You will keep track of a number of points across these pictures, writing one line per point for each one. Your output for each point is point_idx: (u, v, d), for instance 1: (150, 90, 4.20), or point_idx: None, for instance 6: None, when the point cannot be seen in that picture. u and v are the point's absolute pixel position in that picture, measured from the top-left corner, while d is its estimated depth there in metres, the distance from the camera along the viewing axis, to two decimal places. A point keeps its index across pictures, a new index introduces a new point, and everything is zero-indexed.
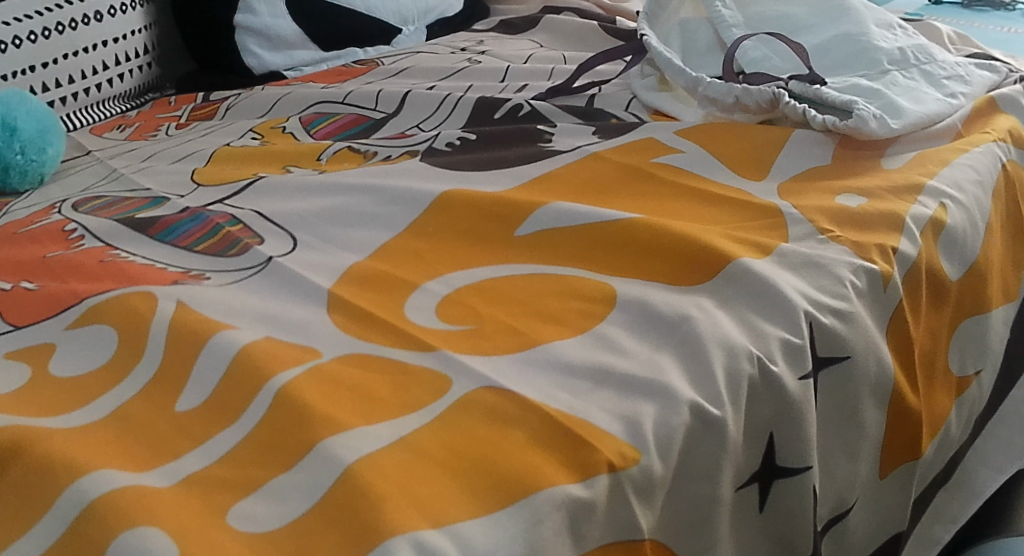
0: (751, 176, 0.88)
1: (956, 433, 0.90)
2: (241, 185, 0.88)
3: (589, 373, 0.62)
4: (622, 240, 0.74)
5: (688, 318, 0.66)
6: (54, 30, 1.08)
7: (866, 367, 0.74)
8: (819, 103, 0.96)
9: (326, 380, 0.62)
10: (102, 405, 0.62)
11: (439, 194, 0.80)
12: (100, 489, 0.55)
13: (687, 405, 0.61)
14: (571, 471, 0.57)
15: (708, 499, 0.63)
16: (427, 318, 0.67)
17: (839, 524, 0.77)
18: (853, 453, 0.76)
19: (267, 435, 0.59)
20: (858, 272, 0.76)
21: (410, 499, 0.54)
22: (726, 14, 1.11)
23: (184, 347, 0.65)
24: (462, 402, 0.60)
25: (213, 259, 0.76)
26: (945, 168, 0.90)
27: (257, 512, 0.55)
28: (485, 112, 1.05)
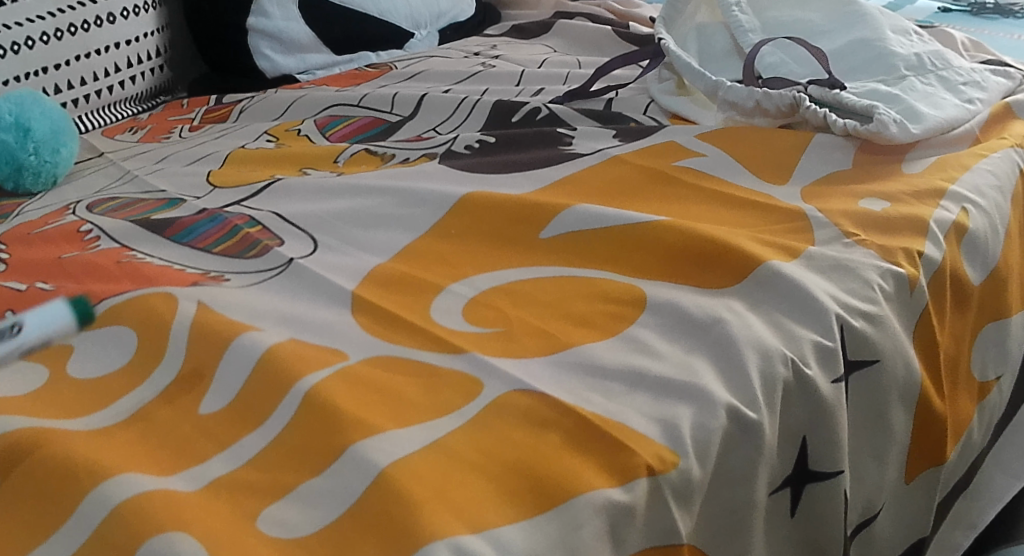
0: (773, 180, 0.87)
1: (978, 438, 0.89)
2: (258, 187, 0.87)
3: (623, 376, 0.61)
4: (648, 242, 0.73)
5: (721, 320, 0.65)
6: (67, 31, 1.07)
7: (896, 371, 0.74)
8: (839, 107, 0.95)
9: (354, 382, 0.61)
10: (123, 407, 0.61)
11: (460, 196, 0.79)
12: (125, 492, 0.54)
13: (723, 409, 0.61)
14: (610, 475, 0.57)
15: (742, 503, 0.63)
16: (453, 320, 0.67)
17: (866, 529, 0.76)
18: (883, 458, 0.75)
19: (295, 438, 0.58)
20: (885, 275, 0.75)
21: (447, 504, 0.54)
22: (743, 18, 1.09)
23: (206, 349, 0.64)
24: (496, 404, 0.59)
25: (232, 261, 0.75)
26: (965, 173, 0.90)
27: (288, 517, 0.54)
28: (501, 116, 1.04)
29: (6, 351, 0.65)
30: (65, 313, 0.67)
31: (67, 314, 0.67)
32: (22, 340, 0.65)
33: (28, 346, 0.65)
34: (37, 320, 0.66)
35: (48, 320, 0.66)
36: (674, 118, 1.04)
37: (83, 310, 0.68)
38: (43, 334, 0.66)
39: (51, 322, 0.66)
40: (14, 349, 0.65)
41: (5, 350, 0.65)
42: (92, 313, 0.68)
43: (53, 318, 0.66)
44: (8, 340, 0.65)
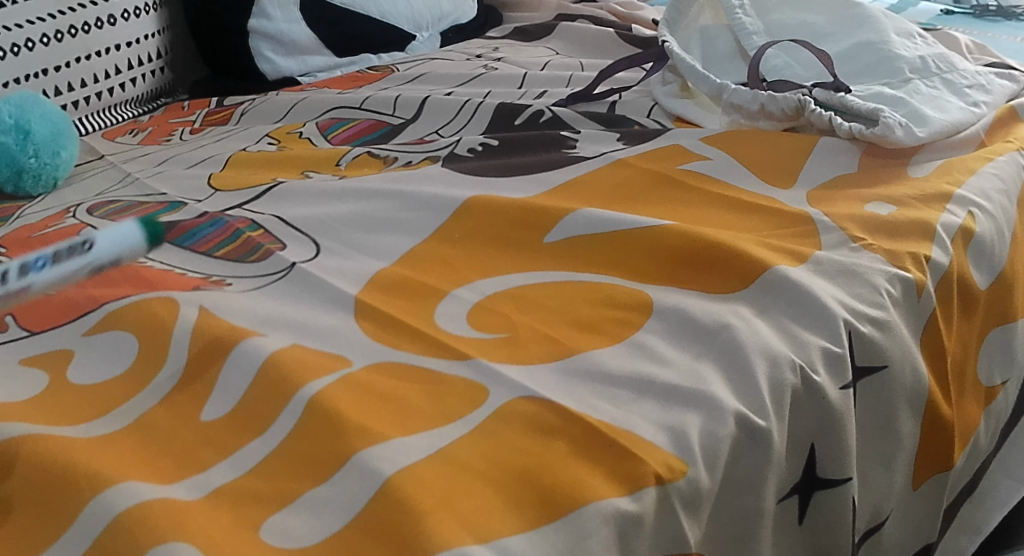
0: (779, 184, 0.86)
1: (984, 443, 0.88)
2: (260, 190, 0.87)
3: (630, 383, 0.61)
4: (655, 246, 0.72)
5: (728, 326, 0.65)
6: (67, 33, 1.06)
7: (904, 377, 0.73)
8: (845, 111, 0.94)
9: (358, 389, 0.60)
10: (124, 414, 0.61)
11: (464, 200, 0.79)
12: (125, 501, 0.53)
13: (732, 416, 0.60)
14: (618, 484, 0.56)
15: (751, 511, 0.62)
16: (458, 326, 0.66)
17: (873, 536, 0.76)
18: (891, 464, 0.74)
19: (299, 445, 0.57)
20: (893, 280, 0.74)
21: (453, 513, 0.53)
22: (747, 21, 1.09)
23: (208, 354, 0.63)
24: (502, 412, 0.59)
25: (234, 265, 0.74)
26: (972, 177, 0.89)
27: (292, 527, 0.53)
28: (505, 118, 1.03)
29: (73, 271, 0.58)
30: (136, 234, 0.60)
31: (138, 235, 0.60)
32: (92, 259, 0.58)
33: (96, 264, 0.59)
34: (107, 239, 0.59)
35: (119, 241, 0.59)
36: (678, 121, 1.04)
37: (155, 231, 0.60)
38: (112, 254, 0.59)
39: (122, 244, 0.59)
40: (82, 269, 0.58)
41: (72, 269, 0.58)
42: (163, 237, 0.61)
43: (123, 239, 0.59)
44: (74, 258, 0.58)
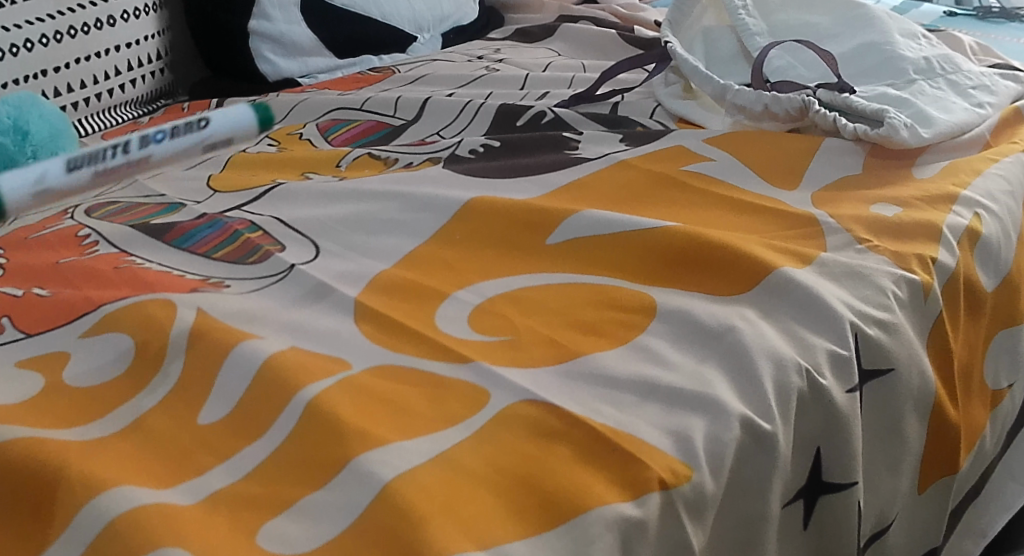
0: (783, 185, 0.85)
1: (990, 447, 0.86)
2: (259, 191, 0.86)
3: (633, 387, 0.60)
4: (658, 247, 0.71)
5: (734, 328, 0.64)
6: (66, 34, 1.06)
7: (911, 380, 0.72)
8: (849, 112, 0.94)
9: (358, 392, 0.59)
10: (121, 417, 0.60)
11: (465, 201, 0.78)
12: (121, 505, 0.53)
13: (737, 420, 0.60)
14: (621, 489, 0.55)
15: (757, 516, 0.61)
16: (459, 329, 0.65)
17: (879, 540, 0.75)
18: (897, 468, 0.73)
19: (297, 450, 0.56)
20: (899, 282, 0.73)
21: (454, 519, 0.52)
22: (750, 22, 1.08)
23: (206, 357, 0.62)
24: (503, 416, 0.58)
25: (233, 267, 0.73)
26: (977, 178, 0.88)
27: (290, 533, 0.52)
28: (507, 119, 1.02)
29: (190, 146, 0.70)
30: (249, 117, 0.74)
31: (250, 118, 0.74)
32: (207, 136, 0.72)
33: (211, 141, 0.72)
34: (219, 120, 0.72)
35: (229, 122, 0.73)
36: (681, 123, 1.03)
37: (264, 114, 0.75)
38: (224, 133, 0.72)
39: (232, 123, 0.73)
40: (198, 144, 0.71)
41: (190, 144, 0.71)
42: (271, 119, 0.76)
43: (233, 120, 0.73)
44: (193, 133, 0.71)
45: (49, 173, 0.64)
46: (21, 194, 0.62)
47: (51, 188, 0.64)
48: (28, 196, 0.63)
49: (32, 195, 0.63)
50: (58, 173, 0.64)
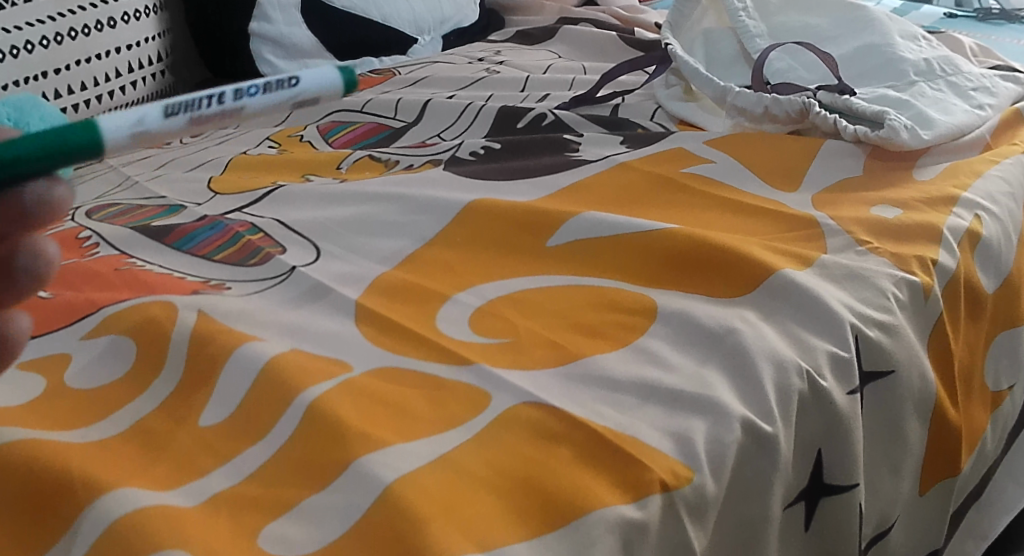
0: (785, 187, 0.85)
1: (991, 449, 0.86)
2: (260, 193, 0.85)
3: (634, 389, 0.60)
4: (658, 249, 0.71)
5: (734, 330, 0.64)
6: (67, 35, 1.06)
7: (911, 382, 0.72)
8: (850, 114, 0.93)
9: (359, 394, 0.59)
10: (122, 419, 0.60)
11: (466, 203, 0.78)
12: (123, 507, 0.53)
13: (738, 422, 0.60)
14: (622, 491, 0.55)
15: (758, 518, 0.61)
16: (460, 330, 0.65)
17: (880, 542, 0.75)
18: (898, 470, 0.73)
19: (298, 452, 0.56)
20: (900, 284, 0.73)
21: (456, 521, 0.52)
22: (750, 24, 1.08)
23: (207, 359, 0.62)
24: (504, 418, 0.58)
25: (234, 269, 0.73)
26: (978, 180, 0.88)
27: (291, 535, 0.52)
28: (507, 121, 1.02)
29: (278, 104, 0.52)
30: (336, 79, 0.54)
31: (341, 80, 0.53)
32: (295, 95, 0.52)
33: (298, 102, 0.53)
34: (312, 77, 0.53)
35: (321, 80, 0.53)
36: (681, 125, 1.03)
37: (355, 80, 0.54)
38: (314, 93, 0.53)
39: (324, 85, 0.53)
40: (287, 104, 0.52)
41: (277, 103, 0.52)
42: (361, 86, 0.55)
43: (325, 81, 0.53)
44: (281, 92, 0.52)
45: (148, 118, 0.49)
46: (117, 137, 0.48)
47: (151, 133, 0.49)
48: (126, 142, 0.48)
49: (130, 138, 0.48)
50: (158, 117, 0.49)
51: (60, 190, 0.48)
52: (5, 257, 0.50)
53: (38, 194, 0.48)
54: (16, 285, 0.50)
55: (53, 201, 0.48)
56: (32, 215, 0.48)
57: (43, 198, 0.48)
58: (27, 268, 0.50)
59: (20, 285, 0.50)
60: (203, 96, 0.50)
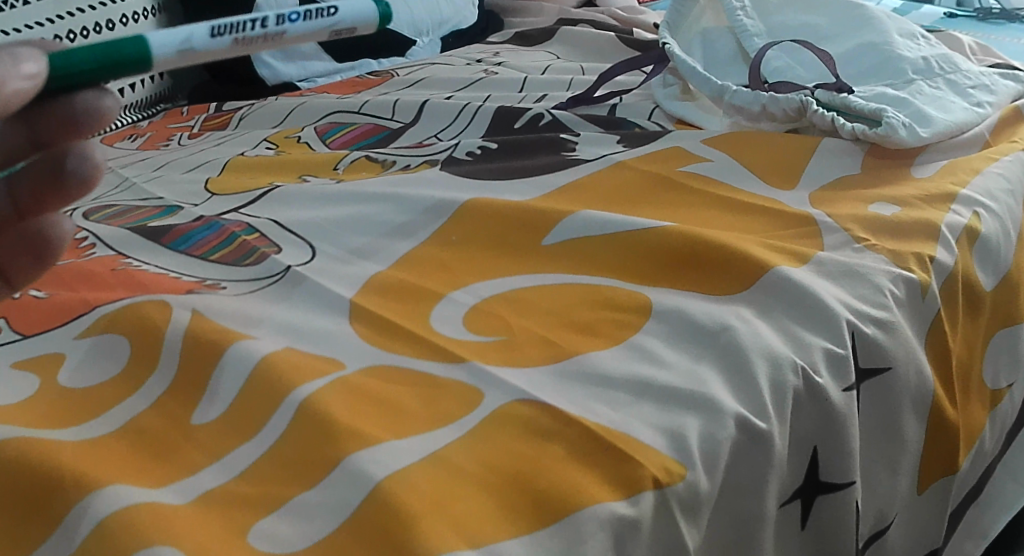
0: (782, 185, 0.85)
1: (990, 446, 0.85)
2: (257, 193, 0.85)
3: (628, 386, 0.60)
4: (655, 247, 0.71)
5: (729, 327, 0.64)
6: (66, 38, 1.05)
7: (908, 378, 0.72)
8: (848, 112, 0.93)
9: (351, 392, 0.59)
10: (115, 417, 0.60)
11: (462, 202, 0.77)
12: (114, 504, 0.53)
13: (732, 419, 0.60)
14: (615, 488, 0.55)
15: (753, 515, 0.61)
16: (453, 328, 0.65)
17: (878, 541, 0.74)
18: (895, 467, 0.73)
19: (290, 450, 0.56)
20: (897, 280, 0.73)
21: (445, 517, 0.52)
22: (748, 23, 1.08)
23: (200, 358, 0.62)
24: (498, 416, 0.58)
25: (230, 269, 0.73)
26: (977, 177, 0.88)
27: (282, 532, 0.52)
28: (505, 122, 1.02)
29: (318, 31, 0.56)
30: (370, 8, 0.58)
31: (373, 9, 0.58)
32: (333, 23, 0.56)
33: (336, 30, 0.57)
34: (348, 7, 0.57)
35: (356, 10, 0.57)
36: (679, 124, 1.03)
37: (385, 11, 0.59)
38: (350, 24, 0.57)
39: (360, 14, 0.57)
40: (325, 31, 0.56)
41: (317, 30, 0.56)
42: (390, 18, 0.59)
43: (360, 10, 0.57)
44: (321, 19, 0.56)
45: (195, 36, 0.53)
46: (166, 53, 0.53)
47: (198, 51, 0.54)
48: (173, 57, 0.53)
49: (177, 54, 0.53)
50: (206, 36, 0.54)
51: (108, 100, 0.54)
52: (57, 160, 0.58)
53: (88, 101, 0.54)
54: (68, 187, 0.59)
55: (104, 111, 0.54)
56: (82, 120, 0.54)
57: (92, 107, 0.54)
58: (77, 170, 0.59)
59: (71, 187, 0.59)
60: (248, 19, 0.54)
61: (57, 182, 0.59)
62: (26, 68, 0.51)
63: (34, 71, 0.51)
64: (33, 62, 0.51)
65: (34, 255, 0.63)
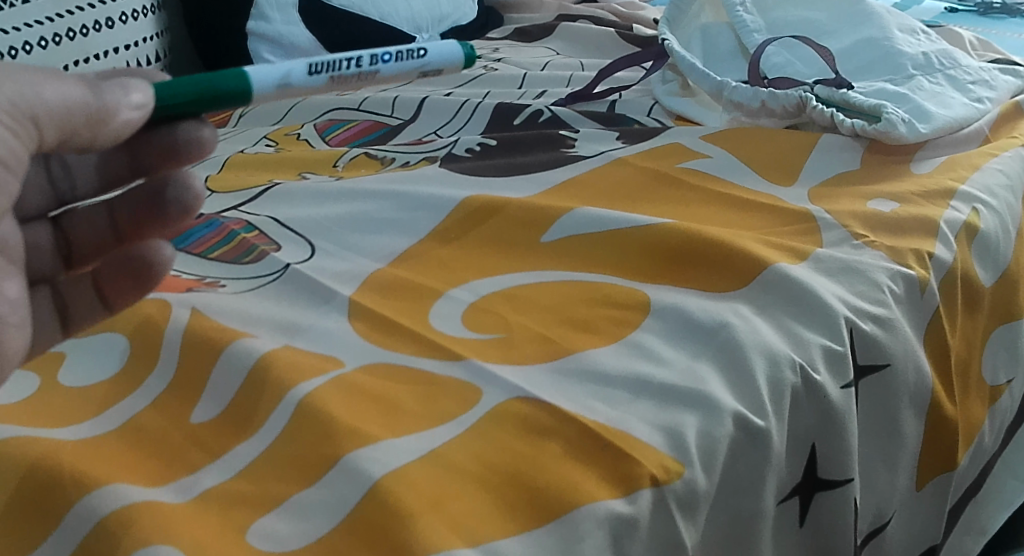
0: (782, 182, 0.85)
1: (989, 442, 0.85)
2: (256, 192, 0.85)
3: (626, 383, 0.60)
4: (653, 244, 0.71)
5: (727, 324, 0.64)
6: (66, 36, 1.04)
7: (907, 375, 0.72)
8: (847, 107, 0.93)
9: (350, 390, 0.59)
10: (114, 416, 0.60)
11: (462, 199, 0.77)
12: (114, 503, 0.53)
13: (730, 416, 0.60)
14: (612, 487, 0.55)
15: (750, 512, 0.61)
16: (452, 326, 0.65)
17: (877, 537, 0.74)
18: (893, 464, 0.73)
19: (289, 447, 0.56)
20: (895, 278, 0.73)
21: (443, 515, 0.52)
22: (748, 19, 1.07)
23: (199, 356, 0.62)
24: (495, 414, 0.58)
25: (228, 268, 0.73)
26: (976, 173, 0.87)
27: (280, 530, 0.52)
28: (504, 119, 1.02)
29: (408, 72, 0.58)
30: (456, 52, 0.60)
31: (460, 53, 0.60)
32: (422, 65, 0.59)
33: (425, 71, 0.59)
34: (437, 50, 0.59)
35: (445, 53, 0.59)
36: (679, 120, 1.03)
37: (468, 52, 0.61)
38: (438, 65, 0.59)
39: (447, 57, 0.59)
40: (414, 72, 0.59)
41: (407, 71, 0.58)
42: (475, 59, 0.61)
43: (448, 53, 0.59)
44: (410, 61, 0.58)
45: (293, 73, 0.56)
46: (265, 87, 0.56)
47: (294, 87, 0.56)
48: (272, 91, 0.56)
49: (275, 88, 0.56)
50: (303, 74, 0.56)
51: (206, 132, 0.58)
52: (159, 188, 0.63)
53: (189, 132, 0.58)
54: (168, 211, 0.64)
55: (200, 141, 0.58)
56: (183, 149, 0.59)
57: (192, 137, 0.58)
58: (177, 198, 0.64)
59: (172, 213, 0.64)
60: (343, 58, 0.57)
61: (159, 208, 0.64)
62: (135, 98, 0.55)
63: (141, 101, 0.55)
64: (141, 92, 0.55)
65: (134, 280, 0.63)
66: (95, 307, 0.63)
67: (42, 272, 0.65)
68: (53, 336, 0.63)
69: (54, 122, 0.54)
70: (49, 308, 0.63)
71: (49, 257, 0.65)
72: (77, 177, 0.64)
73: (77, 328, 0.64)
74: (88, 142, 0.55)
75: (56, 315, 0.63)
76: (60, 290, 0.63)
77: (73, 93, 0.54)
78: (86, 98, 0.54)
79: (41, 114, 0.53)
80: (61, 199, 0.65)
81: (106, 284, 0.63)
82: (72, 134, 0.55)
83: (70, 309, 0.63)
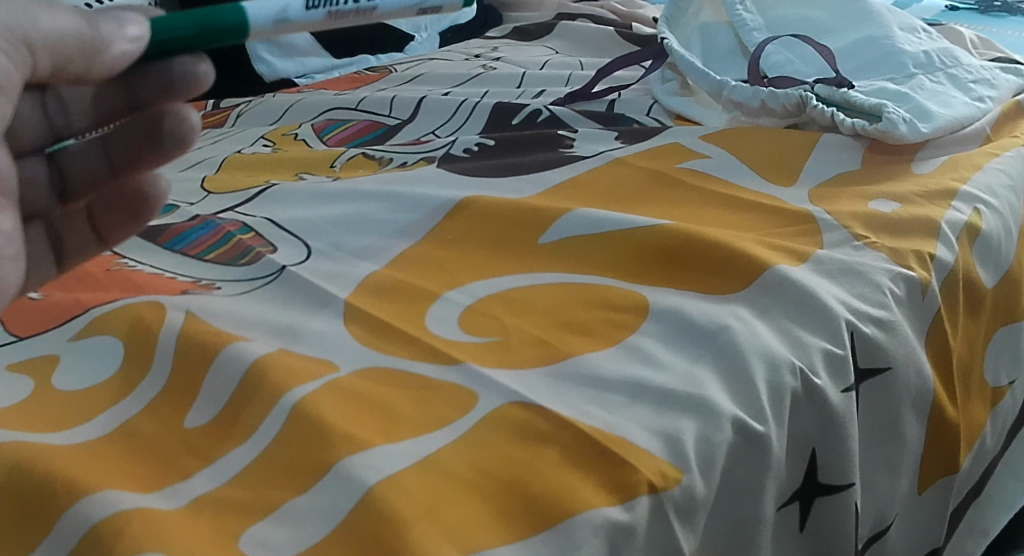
0: (782, 182, 0.84)
1: (991, 444, 0.85)
2: (252, 192, 0.84)
3: (623, 388, 0.59)
4: (651, 244, 0.70)
5: (726, 328, 0.63)
6: None
7: (908, 378, 0.71)
8: (847, 107, 0.92)
9: (345, 395, 0.58)
10: (107, 420, 0.59)
11: (460, 200, 0.77)
12: (106, 509, 0.52)
13: (729, 421, 0.59)
14: (609, 494, 0.55)
15: (749, 519, 0.61)
16: (449, 329, 0.64)
17: (878, 542, 0.74)
18: (894, 468, 0.72)
19: (283, 453, 0.56)
20: (897, 279, 0.72)
21: (437, 523, 0.52)
22: (748, 18, 1.07)
23: (193, 361, 0.62)
24: (491, 419, 0.57)
25: (224, 269, 0.72)
26: (977, 173, 0.87)
27: (273, 538, 0.52)
28: (503, 118, 1.01)
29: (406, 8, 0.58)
30: None
31: None
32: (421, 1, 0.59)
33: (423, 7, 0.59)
34: None
35: None
36: (678, 119, 1.02)
37: None
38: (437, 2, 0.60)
39: None
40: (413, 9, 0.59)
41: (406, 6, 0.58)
42: None
43: None
44: None
45: (291, 8, 0.56)
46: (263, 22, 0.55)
47: (293, 22, 0.56)
48: (270, 27, 0.56)
49: (273, 24, 0.56)
50: (300, 9, 0.56)
51: (203, 67, 0.58)
52: (155, 119, 0.62)
53: (186, 66, 0.57)
54: (163, 143, 0.63)
55: (198, 78, 0.58)
56: (178, 85, 0.58)
57: (189, 73, 0.57)
58: (172, 130, 0.62)
59: (169, 146, 0.63)
60: None
61: (154, 140, 0.63)
62: (130, 31, 0.55)
63: (137, 34, 0.55)
64: (137, 26, 0.55)
65: (129, 213, 0.66)
66: (91, 241, 0.67)
67: (36, 207, 0.65)
68: (49, 273, 0.66)
69: (48, 48, 0.54)
70: (45, 244, 0.65)
71: (44, 193, 0.65)
72: (73, 113, 0.63)
73: (73, 259, 0.67)
74: (82, 74, 0.55)
75: (52, 249, 0.66)
76: (55, 226, 0.66)
77: (66, 22, 0.54)
78: (80, 29, 0.54)
79: (34, 39, 0.53)
80: (56, 132, 0.63)
81: (102, 217, 0.66)
82: (65, 61, 0.55)
83: (66, 243, 0.66)
